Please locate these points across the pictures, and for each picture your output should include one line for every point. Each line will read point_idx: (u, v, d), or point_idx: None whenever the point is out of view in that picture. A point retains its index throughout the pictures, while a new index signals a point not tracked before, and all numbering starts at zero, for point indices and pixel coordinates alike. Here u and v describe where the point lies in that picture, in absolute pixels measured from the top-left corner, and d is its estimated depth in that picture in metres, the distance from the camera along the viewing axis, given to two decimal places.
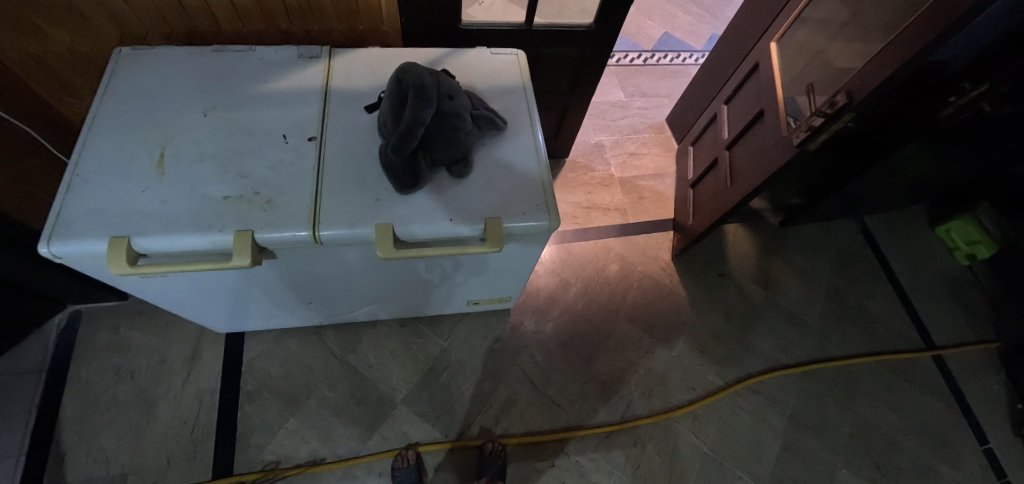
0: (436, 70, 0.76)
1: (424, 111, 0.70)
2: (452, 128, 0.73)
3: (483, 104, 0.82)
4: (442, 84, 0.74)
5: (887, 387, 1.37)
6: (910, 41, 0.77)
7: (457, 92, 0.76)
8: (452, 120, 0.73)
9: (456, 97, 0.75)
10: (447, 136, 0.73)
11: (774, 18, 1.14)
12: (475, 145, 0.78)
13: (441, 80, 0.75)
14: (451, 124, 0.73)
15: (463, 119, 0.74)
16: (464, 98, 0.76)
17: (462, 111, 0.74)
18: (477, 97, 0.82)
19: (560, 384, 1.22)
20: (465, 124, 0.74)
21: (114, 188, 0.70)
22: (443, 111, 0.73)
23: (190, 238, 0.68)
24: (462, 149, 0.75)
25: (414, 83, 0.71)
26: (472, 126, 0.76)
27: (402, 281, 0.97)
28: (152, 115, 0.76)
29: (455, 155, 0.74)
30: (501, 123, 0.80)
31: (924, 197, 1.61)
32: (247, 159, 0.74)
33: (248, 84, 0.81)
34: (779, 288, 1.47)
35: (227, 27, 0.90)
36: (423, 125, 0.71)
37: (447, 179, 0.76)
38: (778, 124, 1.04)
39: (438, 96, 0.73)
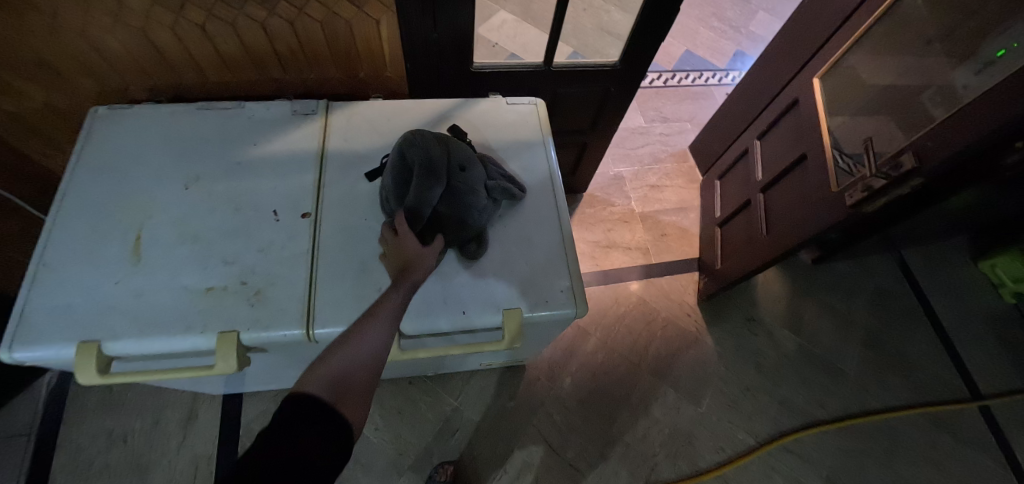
0: (445, 136, 0.66)
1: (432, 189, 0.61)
2: (464, 207, 0.63)
3: (498, 168, 0.72)
4: (452, 153, 0.65)
5: (932, 443, 1.27)
6: (999, 103, 0.65)
7: (470, 162, 0.66)
8: (465, 196, 0.63)
9: (468, 166, 0.65)
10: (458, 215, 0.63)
11: (820, 49, 1.03)
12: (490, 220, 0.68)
13: (450, 149, 0.65)
14: (464, 201, 0.63)
15: (477, 194, 0.64)
16: (477, 168, 0.66)
17: (475, 185, 0.65)
18: (492, 161, 0.73)
19: (579, 446, 1.13)
20: (479, 200, 0.65)
21: (84, 280, 0.60)
22: (455, 186, 0.63)
23: (167, 341, 0.58)
24: (474, 230, 0.66)
25: (419, 156, 0.62)
26: (487, 200, 0.66)
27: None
28: (128, 187, 0.67)
29: (467, 235, 0.65)
30: (520, 192, 0.70)
31: (967, 229, 1.49)
32: (233, 241, 0.65)
33: (235, 148, 0.71)
34: (813, 333, 1.37)
35: (213, 77, 0.80)
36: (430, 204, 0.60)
37: (458, 260, 0.67)
38: (823, 171, 0.93)
39: (447, 168, 0.63)
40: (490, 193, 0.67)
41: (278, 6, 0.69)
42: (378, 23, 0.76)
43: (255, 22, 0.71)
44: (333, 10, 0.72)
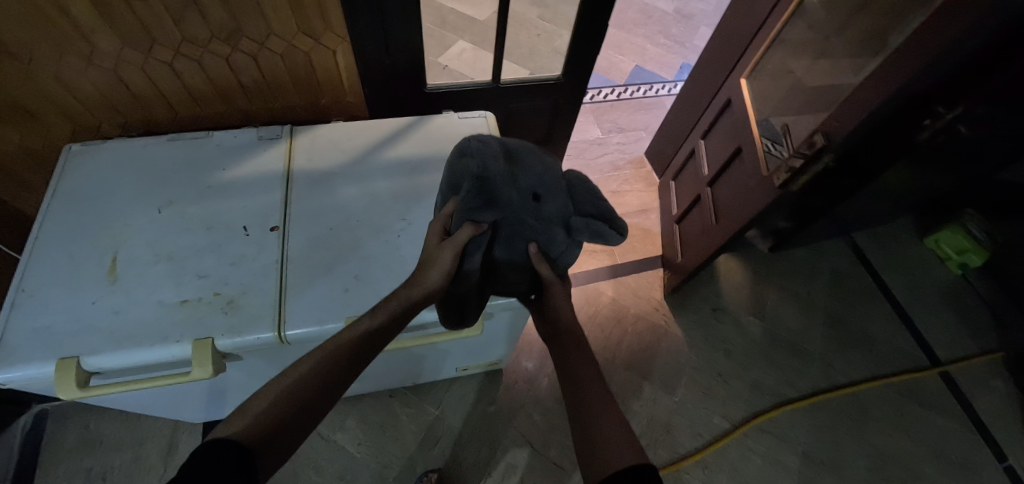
0: (515, 154, 0.58)
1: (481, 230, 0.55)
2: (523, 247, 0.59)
3: (591, 196, 0.61)
4: (520, 178, 0.57)
5: (899, 411, 1.32)
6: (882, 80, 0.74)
7: (544, 190, 0.58)
8: (525, 234, 0.59)
9: (543, 195, 0.58)
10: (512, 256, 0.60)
11: (744, 52, 1.14)
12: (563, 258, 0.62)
13: (521, 168, 0.57)
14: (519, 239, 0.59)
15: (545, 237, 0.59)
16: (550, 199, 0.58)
17: (545, 220, 0.58)
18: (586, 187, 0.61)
19: (560, 444, 1.16)
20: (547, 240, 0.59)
21: (63, 302, 0.63)
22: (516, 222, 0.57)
23: (145, 352, 0.62)
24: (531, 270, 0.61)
25: (474, 180, 0.54)
26: (558, 239, 0.59)
27: (389, 357, 0.92)
28: (105, 215, 0.71)
29: (524, 283, 0.64)
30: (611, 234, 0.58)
31: (912, 208, 1.58)
32: (206, 256, 0.69)
33: (205, 174, 0.76)
34: (777, 317, 1.43)
35: (183, 112, 0.86)
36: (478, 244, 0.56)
37: None
38: (758, 160, 1.02)
39: (509, 199, 0.56)
40: (569, 229, 0.59)
41: (241, 42, 0.77)
42: (335, 53, 0.84)
43: (220, 58, 0.78)
44: (292, 44, 0.80)
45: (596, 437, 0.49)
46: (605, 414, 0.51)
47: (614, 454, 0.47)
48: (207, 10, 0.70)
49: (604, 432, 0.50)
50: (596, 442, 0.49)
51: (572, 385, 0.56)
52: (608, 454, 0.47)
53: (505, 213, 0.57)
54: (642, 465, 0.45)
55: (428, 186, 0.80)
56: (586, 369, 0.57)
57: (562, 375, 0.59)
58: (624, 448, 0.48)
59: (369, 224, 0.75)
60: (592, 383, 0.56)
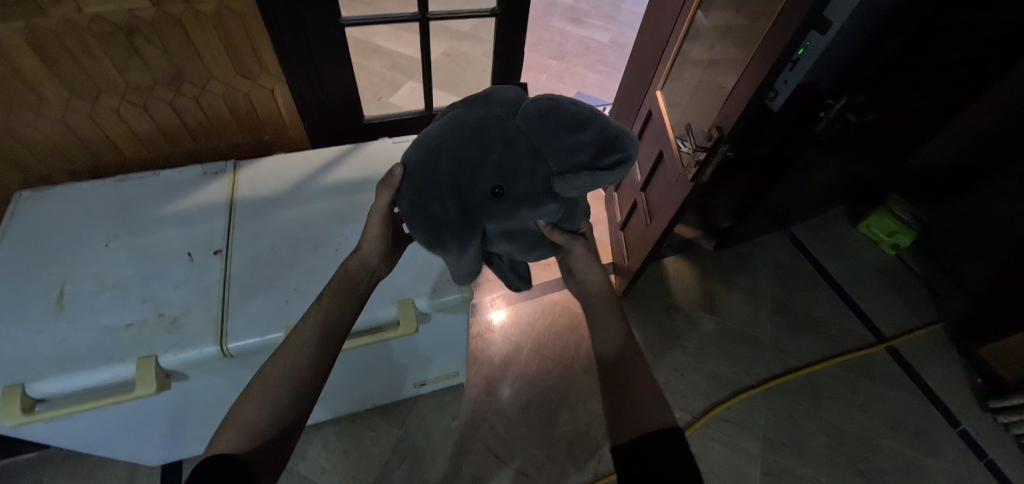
0: (460, 161, 0.54)
1: (462, 256, 0.59)
2: (517, 238, 0.60)
3: (569, 140, 0.52)
4: (469, 186, 0.54)
5: (852, 388, 1.37)
6: (753, 76, 0.86)
7: (503, 182, 0.54)
8: (518, 227, 0.59)
9: (504, 184, 0.54)
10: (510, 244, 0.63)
11: (655, 69, 1.27)
12: (566, 209, 0.60)
13: (460, 175, 0.54)
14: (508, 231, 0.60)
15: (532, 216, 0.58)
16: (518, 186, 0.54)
17: (522, 202, 0.55)
18: (551, 134, 0.52)
19: (525, 452, 1.18)
20: (536, 217, 0.58)
21: (9, 335, 0.66)
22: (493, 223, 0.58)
23: (89, 374, 0.65)
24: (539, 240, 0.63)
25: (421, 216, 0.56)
26: (549, 212, 0.57)
27: (341, 376, 0.94)
28: (53, 253, 0.75)
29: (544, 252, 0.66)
30: (594, 184, 0.52)
31: (841, 199, 1.69)
32: (151, 282, 0.74)
33: (151, 209, 0.81)
34: (727, 310, 1.50)
35: (132, 155, 0.92)
36: (466, 261, 0.61)
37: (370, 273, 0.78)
38: (676, 160, 1.12)
39: (471, 214, 0.56)
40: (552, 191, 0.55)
41: (183, 86, 0.85)
42: (273, 91, 0.95)
43: (165, 102, 0.86)
44: (231, 85, 0.90)
45: (631, 404, 0.52)
46: (637, 384, 0.55)
47: (642, 418, 0.51)
48: (149, 59, 0.79)
49: (640, 399, 0.53)
50: (630, 408, 0.52)
51: (609, 358, 0.59)
52: (639, 418, 0.51)
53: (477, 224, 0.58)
54: (669, 429, 0.49)
55: (364, 203, 0.87)
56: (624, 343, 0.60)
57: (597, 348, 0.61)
58: (653, 414, 0.51)
59: (309, 240, 0.81)
60: (627, 357, 0.58)
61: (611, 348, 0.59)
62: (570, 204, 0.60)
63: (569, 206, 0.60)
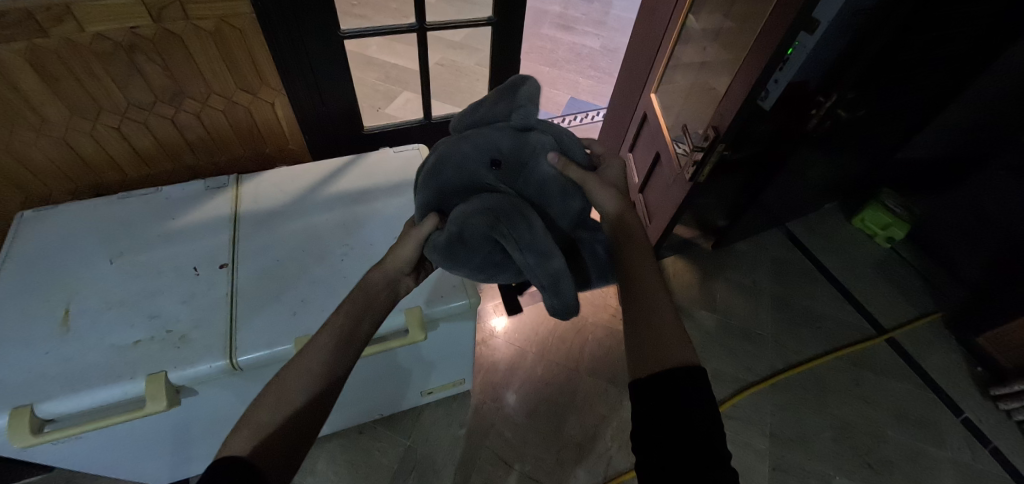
0: (450, 166, 0.57)
1: (528, 221, 0.51)
2: (549, 177, 0.57)
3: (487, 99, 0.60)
4: (475, 173, 0.57)
5: (855, 380, 1.38)
6: (747, 76, 0.88)
7: (486, 151, 0.57)
8: (539, 174, 0.57)
9: (495, 155, 0.57)
10: (558, 196, 0.57)
11: (649, 72, 1.29)
12: (551, 132, 0.60)
13: (460, 181, 0.57)
14: (542, 191, 0.57)
15: (536, 152, 0.57)
16: (502, 145, 0.58)
17: (520, 154, 0.57)
18: (471, 111, 0.60)
19: (534, 457, 1.18)
20: (540, 153, 0.58)
21: (15, 356, 0.66)
22: (520, 193, 0.57)
23: (98, 392, 0.64)
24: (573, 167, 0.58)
25: (464, 234, 0.52)
26: (541, 138, 0.58)
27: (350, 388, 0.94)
28: (57, 273, 0.74)
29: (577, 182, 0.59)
30: (526, 82, 0.58)
31: (835, 194, 1.71)
32: (157, 298, 0.73)
33: (154, 225, 0.81)
34: (727, 308, 1.51)
35: (132, 173, 0.92)
36: (541, 228, 0.51)
37: None
38: (673, 161, 1.14)
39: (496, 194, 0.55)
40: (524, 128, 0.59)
41: (184, 103, 0.86)
42: (273, 105, 0.95)
43: (166, 119, 0.87)
44: (232, 100, 0.90)
45: (653, 338, 0.50)
46: (658, 318, 0.52)
47: (664, 352, 0.48)
48: (150, 76, 0.80)
49: (663, 333, 0.50)
50: (653, 340, 0.50)
51: (631, 291, 0.55)
52: (666, 356, 0.48)
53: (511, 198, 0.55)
54: (688, 367, 0.46)
55: (368, 213, 0.87)
56: (649, 277, 0.56)
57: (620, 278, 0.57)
58: (675, 349, 0.49)
59: (315, 252, 0.81)
60: (651, 289, 0.55)
61: (636, 279, 0.56)
62: (547, 127, 0.61)
63: (550, 129, 0.61)
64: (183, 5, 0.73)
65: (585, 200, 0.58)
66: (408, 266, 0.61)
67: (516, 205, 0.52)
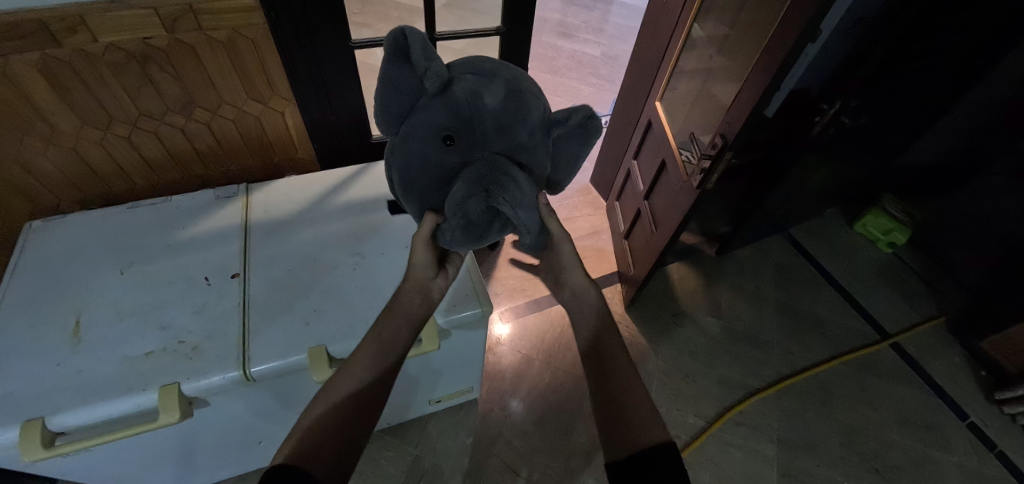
0: (419, 166, 0.57)
1: (512, 180, 0.54)
2: (495, 112, 0.54)
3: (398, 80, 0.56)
4: (443, 160, 0.56)
5: (861, 386, 1.38)
6: (755, 85, 0.89)
7: (435, 132, 0.56)
8: (494, 125, 0.55)
9: (445, 131, 0.55)
10: (515, 125, 0.56)
11: (654, 80, 1.30)
12: (466, 71, 0.57)
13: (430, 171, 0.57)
14: (498, 134, 0.56)
15: (472, 103, 0.55)
16: (439, 119, 0.55)
17: (461, 116, 0.55)
18: (387, 99, 0.56)
19: (542, 465, 1.17)
20: (474, 99, 0.55)
21: (25, 368, 0.65)
22: (483, 150, 0.56)
23: (111, 404, 0.63)
24: (508, 91, 0.55)
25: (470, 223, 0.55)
26: (467, 85, 0.55)
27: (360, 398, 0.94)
28: (67, 284, 0.74)
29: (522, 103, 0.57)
30: (411, 35, 0.52)
31: (837, 199, 1.72)
32: (168, 309, 0.73)
33: (164, 235, 0.81)
34: (732, 314, 1.52)
35: (141, 182, 0.92)
36: (522, 177, 0.55)
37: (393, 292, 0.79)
38: (679, 168, 1.14)
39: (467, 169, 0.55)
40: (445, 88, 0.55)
41: (194, 112, 0.86)
42: (283, 114, 0.96)
43: (176, 128, 0.87)
44: (242, 110, 0.90)
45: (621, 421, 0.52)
46: (627, 396, 0.54)
47: (630, 434, 0.50)
48: (162, 86, 0.80)
49: (632, 412, 0.52)
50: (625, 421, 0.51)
51: (598, 374, 0.57)
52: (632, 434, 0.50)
53: (484, 160, 0.55)
54: (660, 446, 0.48)
55: (378, 222, 0.87)
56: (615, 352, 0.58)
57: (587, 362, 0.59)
58: (641, 427, 0.51)
59: (326, 261, 0.81)
60: (620, 369, 0.56)
61: (602, 359, 0.58)
62: (459, 69, 0.57)
63: (463, 68, 0.57)
64: (197, 16, 0.74)
65: (535, 108, 0.57)
66: (431, 269, 0.64)
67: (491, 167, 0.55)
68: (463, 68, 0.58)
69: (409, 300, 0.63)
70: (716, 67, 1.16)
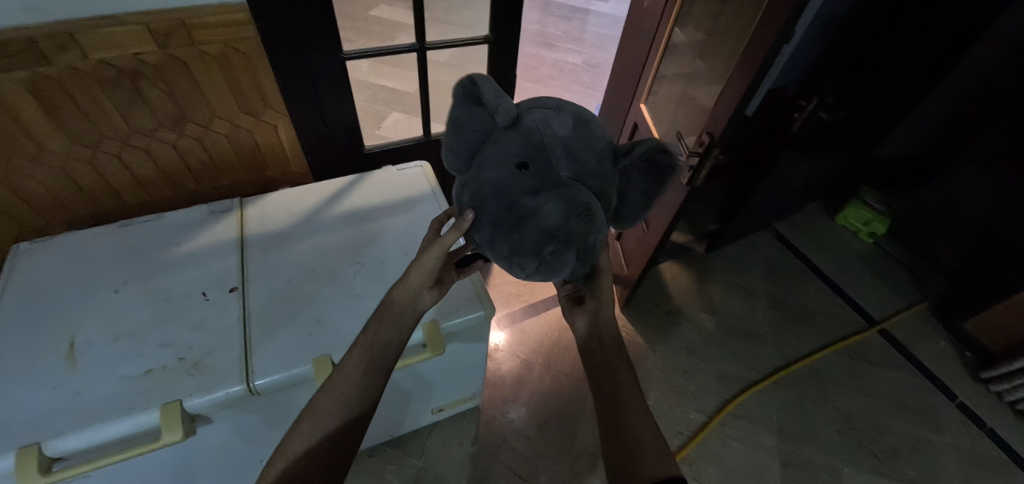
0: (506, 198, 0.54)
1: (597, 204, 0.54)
2: (569, 137, 0.55)
3: (465, 113, 0.58)
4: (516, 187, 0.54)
5: (853, 373, 1.41)
6: (737, 84, 0.91)
7: (508, 160, 0.55)
8: (564, 155, 0.55)
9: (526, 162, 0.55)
10: (586, 152, 0.56)
11: (638, 84, 1.33)
12: (534, 105, 0.58)
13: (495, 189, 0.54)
14: (549, 156, 0.54)
15: (540, 131, 0.55)
16: (518, 148, 0.55)
17: (539, 147, 0.55)
18: (454, 130, 0.59)
19: (548, 470, 1.17)
20: (547, 127, 0.55)
21: (20, 392, 0.63)
22: (557, 177, 0.54)
23: (110, 425, 0.62)
24: (576, 117, 0.57)
25: (547, 234, 0.51)
26: (537, 115, 0.56)
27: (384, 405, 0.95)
28: (58, 304, 0.72)
29: (579, 128, 0.56)
30: (485, 76, 0.55)
31: (819, 194, 1.78)
32: (167, 326, 0.72)
33: (159, 252, 0.80)
34: (725, 309, 1.54)
35: (131, 200, 0.91)
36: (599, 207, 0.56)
37: None
38: None
39: (548, 193, 0.53)
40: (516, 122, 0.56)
41: (187, 127, 0.85)
42: (276, 127, 0.96)
43: (168, 145, 0.86)
44: (235, 124, 0.90)
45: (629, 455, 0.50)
46: (637, 429, 0.52)
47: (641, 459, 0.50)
48: (154, 103, 0.79)
49: (639, 456, 0.50)
50: (625, 462, 0.50)
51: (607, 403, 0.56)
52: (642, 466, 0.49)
53: (569, 184, 0.54)
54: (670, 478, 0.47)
55: (377, 231, 0.87)
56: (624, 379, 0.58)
57: (596, 386, 0.59)
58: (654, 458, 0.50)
59: (327, 272, 0.81)
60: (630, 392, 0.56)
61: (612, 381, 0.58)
62: (525, 105, 0.59)
63: (528, 104, 0.59)
64: (189, 31, 0.74)
65: (600, 134, 0.58)
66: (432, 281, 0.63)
67: (554, 185, 0.53)
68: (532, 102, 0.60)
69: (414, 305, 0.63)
70: (698, 70, 1.19)
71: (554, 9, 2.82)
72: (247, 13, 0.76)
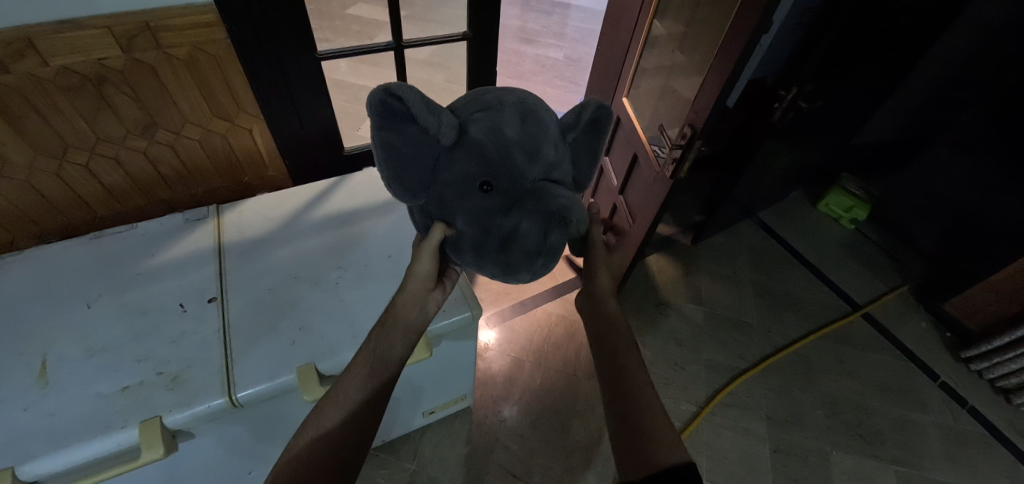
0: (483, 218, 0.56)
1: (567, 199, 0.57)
2: (522, 139, 0.55)
3: (400, 136, 0.53)
4: (489, 205, 0.56)
5: (838, 357, 1.44)
6: (717, 75, 0.91)
7: (470, 183, 0.55)
8: (519, 160, 0.55)
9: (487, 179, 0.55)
10: (542, 149, 0.56)
11: (619, 78, 1.33)
12: (474, 109, 0.56)
13: (468, 214, 0.57)
14: (511, 164, 0.54)
15: (490, 141, 0.54)
16: (475, 164, 0.55)
17: (494, 159, 0.54)
18: (394, 166, 0.54)
19: (542, 467, 1.17)
20: (497, 135, 0.54)
21: None
22: (524, 183, 0.56)
23: (87, 446, 0.60)
24: (520, 114, 0.56)
25: (531, 250, 0.55)
26: (481, 123, 0.54)
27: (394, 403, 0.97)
28: (28, 322, 0.69)
29: (526, 125, 0.55)
30: (412, 93, 0.50)
31: (800, 182, 1.80)
32: (144, 340, 0.69)
33: (133, 263, 0.77)
34: (712, 299, 1.56)
35: (102, 211, 0.88)
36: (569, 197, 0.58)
37: (373, 307, 0.76)
38: (652, 160, 1.17)
39: (521, 206, 0.55)
40: (460, 135, 0.54)
41: (157, 134, 0.83)
42: (251, 131, 0.93)
43: (138, 153, 0.83)
44: (207, 129, 0.88)
45: (640, 436, 0.48)
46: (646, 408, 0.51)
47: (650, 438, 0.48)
48: (121, 109, 0.77)
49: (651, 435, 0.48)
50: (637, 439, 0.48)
51: (611, 376, 0.55)
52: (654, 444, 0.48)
53: (535, 188, 0.56)
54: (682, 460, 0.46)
55: (359, 235, 0.86)
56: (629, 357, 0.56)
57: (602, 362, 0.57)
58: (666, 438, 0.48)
59: (309, 277, 0.79)
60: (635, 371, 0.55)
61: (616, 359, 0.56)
62: (465, 109, 0.57)
63: (468, 109, 0.57)
64: (155, 33, 0.71)
65: (548, 124, 0.58)
66: (427, 285, 0.61)
67: (519, 199, 0.55)
68: (468, 104, 0.57)
69: (422, 308, 0.61)
70: (678, 62, 1.20)
71: (534, 5, 2.81)
72: (216, 14, 0.74)
